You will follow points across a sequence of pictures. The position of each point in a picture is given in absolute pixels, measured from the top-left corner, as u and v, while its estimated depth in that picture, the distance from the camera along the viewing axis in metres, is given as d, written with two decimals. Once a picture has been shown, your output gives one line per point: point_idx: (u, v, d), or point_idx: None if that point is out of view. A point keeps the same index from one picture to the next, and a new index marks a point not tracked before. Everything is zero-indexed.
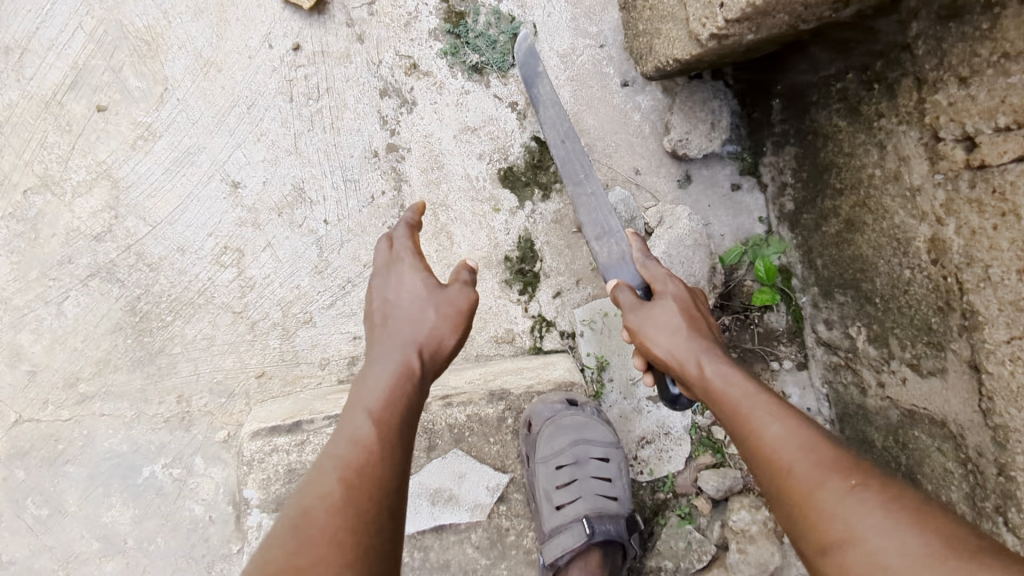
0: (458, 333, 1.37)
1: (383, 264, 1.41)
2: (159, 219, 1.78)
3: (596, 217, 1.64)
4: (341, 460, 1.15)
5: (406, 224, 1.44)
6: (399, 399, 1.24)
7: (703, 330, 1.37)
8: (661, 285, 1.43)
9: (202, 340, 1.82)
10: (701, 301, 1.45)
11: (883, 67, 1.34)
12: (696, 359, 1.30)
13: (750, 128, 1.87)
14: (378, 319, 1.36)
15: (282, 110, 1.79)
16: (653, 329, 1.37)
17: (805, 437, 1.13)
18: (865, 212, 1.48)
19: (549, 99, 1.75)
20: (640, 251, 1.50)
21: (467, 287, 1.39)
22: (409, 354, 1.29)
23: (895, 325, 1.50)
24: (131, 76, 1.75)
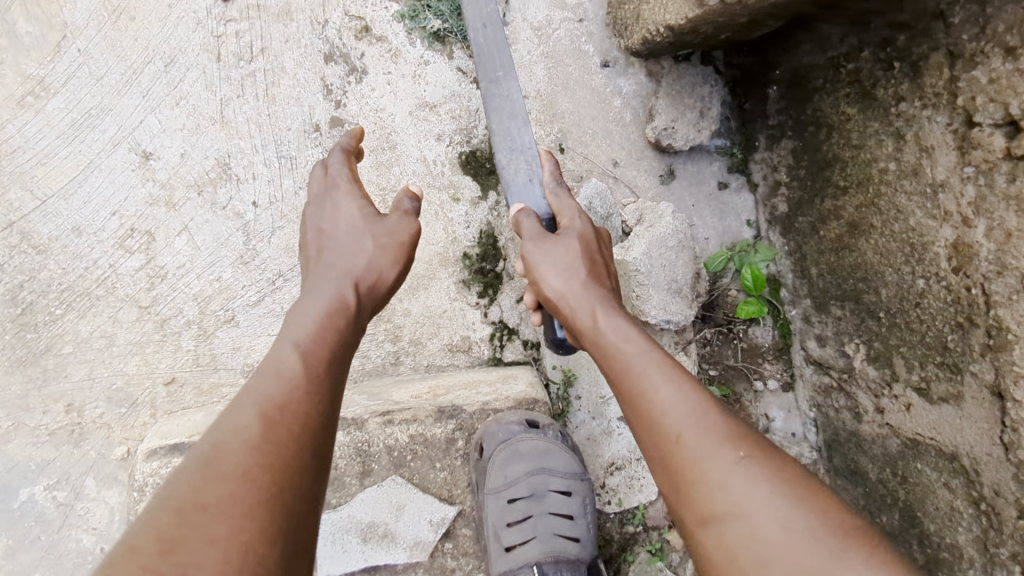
0: (399, 267, 1.20)
1: (319, 190, 1.24)
2: (51, 192, 1.49)
3: (507, 123, 1.35)
4: (261, 393, 0.92)
5: (342, 150, 1.29)
6: (329, 327, 1.04)
7: (602, 279, 1.16)
8: (568, 220, 1.22)
9: (99, 339, 1.52)
10: (606, 247, 1.25)
11: (907, 41, 1.14)
12: (591, 307, 1.10)
13: (741, 120, 1.69)
14: (313, 253, 1.19)
15: (206, 70, 1.53)
16: (549, 265, 1.16)
17: (695, 399, 0.95)
18: (873, 213, 1.31)
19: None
20: (551, 178, 1.28)
21: (409, 217, 1.26)
22: (345, 286, 1.11)
23: (901, 343, 1.33)
24: (23, 19, 1.47)
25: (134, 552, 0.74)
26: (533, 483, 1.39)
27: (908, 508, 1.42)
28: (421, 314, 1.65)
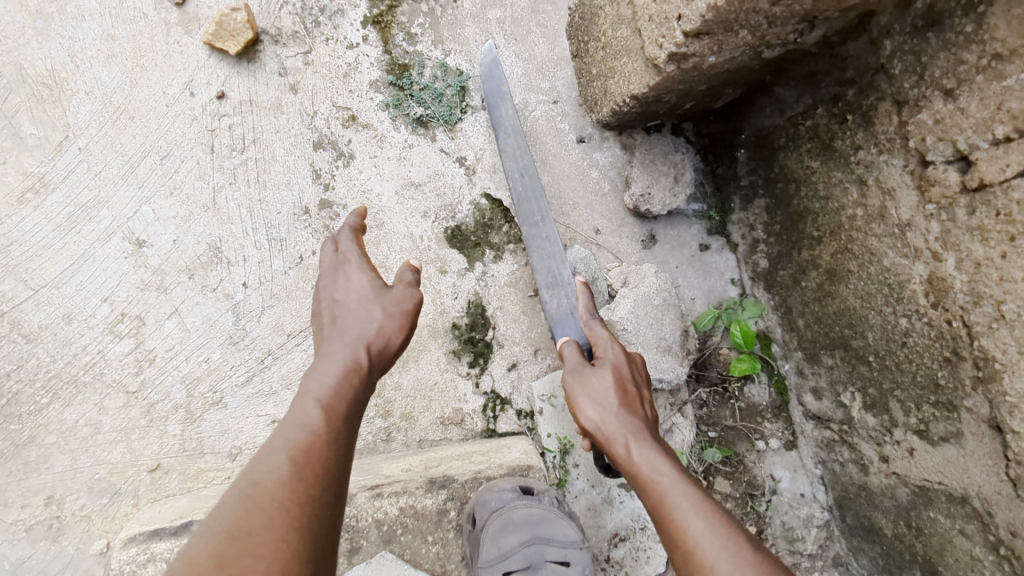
0: (405, 333, 1.25)
1: (329, 265, 1.30)
2: (44, 282, 1.53)
3: (548, 265, 1.57)
4: (288, 439, 0.96)
5: (349, 228, 1.35)
6: (347, 388, 1.08)
7: (636, 407, 1.23)
8: (603, 350, 1.33)
9: (84, 427, 1.50)
10: (641, 375, 1.33)
11: (856, 95, 1.20)
12: (622, 436, 1.16)
13: (715, 185, 1.74)
14: (327, 320, 1.23)
15: (200, 161, 1.61)
16: (584, 397, 1.25)
17: (727, 533, 0.97)
18: (849, 258, 1.34)
19: (510, 122, 1.66)
20: (586, 309, 1.41)
21: (412, 288, 1.30)
22: (357, 350, 1.15)
23: (895, 385, 1.32)
24: (27, 122, 1.56)
25: (192, 568, 0.81)
26: (527, 554, 1.38)
27: (928, 562, 1.36)
28: (411, 387, 1.64)
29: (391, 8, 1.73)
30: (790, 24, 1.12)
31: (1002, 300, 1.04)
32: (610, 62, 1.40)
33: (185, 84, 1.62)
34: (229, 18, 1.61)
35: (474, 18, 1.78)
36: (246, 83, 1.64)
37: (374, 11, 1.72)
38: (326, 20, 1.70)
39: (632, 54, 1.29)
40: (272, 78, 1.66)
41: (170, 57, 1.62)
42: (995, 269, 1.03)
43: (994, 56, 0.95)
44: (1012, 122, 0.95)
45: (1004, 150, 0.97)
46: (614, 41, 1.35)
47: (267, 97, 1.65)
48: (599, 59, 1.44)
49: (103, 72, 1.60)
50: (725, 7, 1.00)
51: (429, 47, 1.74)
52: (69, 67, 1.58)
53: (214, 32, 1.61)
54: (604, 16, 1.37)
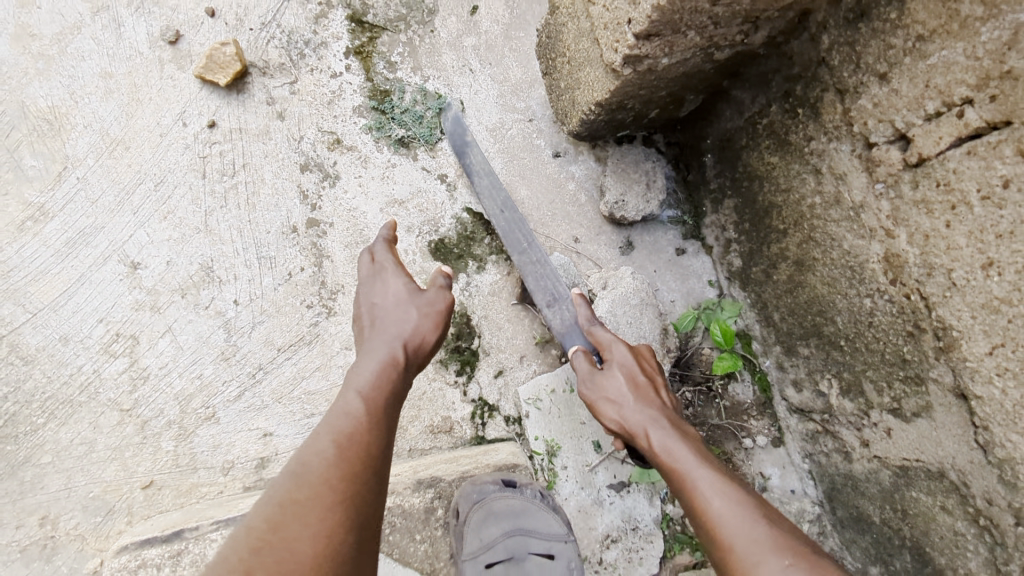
0: (439, 332, 1.32)
1: (367, 274, 1.37)
2: (42, 305, 1.58)
3: (545, 285, 1.63)
4: (332, 426, 1.05)
5: (383, 239, 1.42)
6: (386, 380, 1.16)
7: (652, 397, 1.29)
8: (609, 350, 1.38)
9: (79, 446, 1.53)
10: (652, 363, 1.39)
11: (803, 89, 1.34)
12: (644, 427, 1.23)
13: (687, 191, 1.81)
14: (366, 321, 1.31)
15: (193, 187, 1.69)
16: (603, 399, 1.32)
17: (749, 514, 1.03)
18: (813, 247, 1.40)
19: (481, 169, 1.74)
20: (585, 317, 1.46)
21: (444, 291, 1.38)
22: (394, 348, 1.22)
23: (865, 367, 1.36)
24: (28, 155, 1.64)
25: (249, 531, 0.93)
26: (509, 545, 1.44)
27: (916, 545, 1.35)
28: None
29: (371, 39, 1.84)
30: (735, 26, 1.26)
31: (952, 268, 1.12)
32: (576, 74, 1.51)
33: (178, 115, 1.71)
34: (219, 52, 1.71)
35: (451, 46, 1.88)
36: (236, 112, 1.74)
37: (355, 42, 1.83)
38: (311, 52, 1.80)
39: (594, 64, 1.41)
40: (260, 107, 1.75)
41: (164, 91, 1.72)
42: (942, 239, 1.13)
43: (917, 38, 1.09)
44: (940, 98, 1.08)
45: (936, 124, 1.10)
46: (579, 53, 1.46)
47: (256, 124, 1.74)
48: (566, 72, 1.55)
49: (101, 107, 1.69)
50: (669, 7, 1.12)
51: (409, 73, 1.84)
52: (68, 103, 1.68)
53: (205, 66, 1.71)
54: (568, 32, 1.49)
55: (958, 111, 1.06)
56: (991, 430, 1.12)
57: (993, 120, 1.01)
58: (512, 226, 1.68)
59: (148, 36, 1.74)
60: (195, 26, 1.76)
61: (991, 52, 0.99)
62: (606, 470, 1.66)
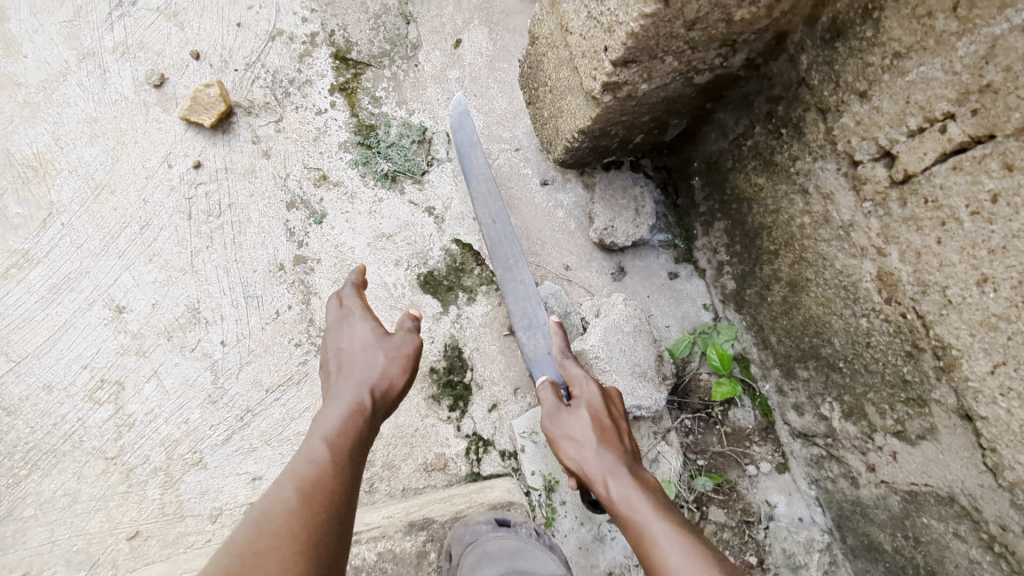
0: (407, 376, 1.31)
1: (336, 318, 1.36)
2: (25, 354, 1.56)
3: (523, 307, 1.59)
4: (296, 473, 1.05)
5: (351, 284, 1.41)
6: (352, 428, 1.16)
7: (615, 442, 1.27)
8: (579, 388, 1.36)
9: (63, 497, 1.49)
10: (618, 408, 1.37)
11: (786, 109, 1.33)
12: (602, 471, 1.21)
13: (677, 215, 1.79)
14: (332, 367, 1.29)
15: (179, 228, 1.67)
16: (564, 438, 1.29)
17: (706, 569, 1.02)
18: (805, 267, 1.38)
19: (482, 174, 1.66)
20: (560, 348, 1.44)
21: (412, 334, 1.36)
22: (360, 394, 1.21)
23: (867, 389, 1.32)
24: (13, 202, 1.64)
25: None
26: None
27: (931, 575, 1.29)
28: (391, 435, 1.61)
29: (356, 75, 1.85)
30: (712, 49, 1.26)
31: (946, 285, 1.10)
32: (557, 103, 1.51)
33: (163, 157, 1.71)
34: (203, 94, 1.72)
35: (435, 79, 1.89)
36: (221, 152, 1.73)
37: (340, 79, 1.84)
38: (296, 90, 1.81)
39: (575, 91, 1.41)
40: (246, 146, 1.75)
41: (149, 134, 1.72)
42: (934, 256, 1.11)
43: (894, 55, 1.08)
44: (922, 113, 1.07)
45: (920, 139, 1.09)
46: (559, 82, 1.46)
47: (241, 163, 1.73)
48: (549, 101, 1.55)
49: (86, 152, 1.69)
50: (643, 33, 1.11)
51: (394, 108, 1.84)
52: (54, 149, 1.68)
53: (189, 107, 1.71)
54: (548, 61, 1.48)
55: (941, 125, 1.05)
56: (999, 452, 1.09)
57: (976, 134, 1.00)
58: (501, 238, 1.61)
59: (133, 80, 1.75)
60: (180, 68, 1.77)
61: (969, 66, 0.98)
62: None
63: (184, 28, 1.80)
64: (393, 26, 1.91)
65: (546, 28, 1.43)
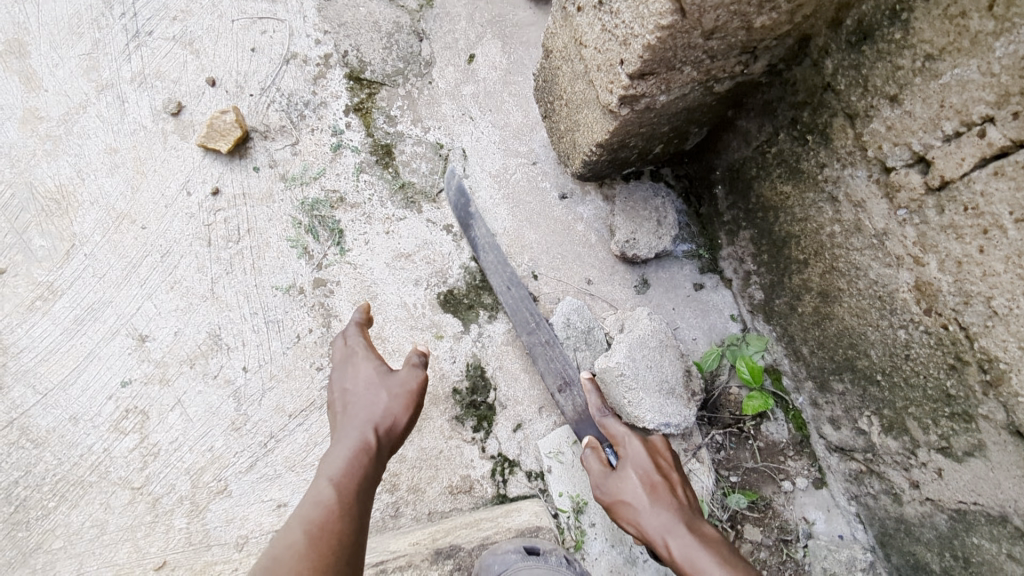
0: (411, 412, 1.29)
1: (338, 360, 1.37)
2: (51, 385, 1.57)
3: (553, 368, 1.63)
4: (304, 516, 1.04)
5: (355, 323, 1.43)
6: (358, 468, 1.15)
7: (666, 498, 1.25)
8: (622, 446, 1.36)
9: (91, 528, 1.49)
10: (668, 460, 1.35)
11: (811, 115, 1.29)
12: (662, 536, 1.18)
13: (700, 225, 1.74)
14: (338, 407, 1.29)
15: (199, 255, 1.68)
16: (620, 503, 1.29)
17: None
18: (837, 277, 1.33)
19: (487, 243, 1.72)
20: (596, 407, 1.47)
21: (417, 369, 1.36)
22: (365, 433, 1.21)
23: (907, 403, 1.27)
24: (37, 235, 1.65)
25: None
26: None
27: None
28: (416, 458, 1.59)
29: (370, 95, 1.84)
30: (733, 57, 1.22)
31: (991, 295, 1.05)
32: (573, 117, 1.49)
33: (182, 185, 1.72)
34: (219, 120, 1.72)
35: (449, 95, 1.88)
36: (238, 178, 1.74)
37: (354, 99, 1.83)
38: (311, 112, 1.81)
39: (591, 105, 1.38)
40: (263, 171, 1.75)
41: (168, 162, 1.73)
42: (977, 265, 1.06)
43: (926, 57, 1.04)
44: (958, 118, 1.02)
45: (957, 144, 1.04)
46: (575, 96, 1.44)
47: (259, 188, 1.73)
48: (565, 115, 1.52)
49: (107, 182, 1.71)
50: (660, 45, 1.08)
51: (409, 126, 1.84)
52: (75, 181, 1.70)
53: (206, 134, 1.72)
54: (563, 75, 1.46)
55: (979, 130, 0.99)
56: None
57: (1018, 138, 0.94)
58: (520, 306, 1.67)
59: (151, 109, 1.76)
60: (196, 95, 1.79)
61: (1008, 67, 0.93)
62: None
63: (200, 56, 1.82)
64: (406, 44, 1.90)
65: (560, 42, 1.41)
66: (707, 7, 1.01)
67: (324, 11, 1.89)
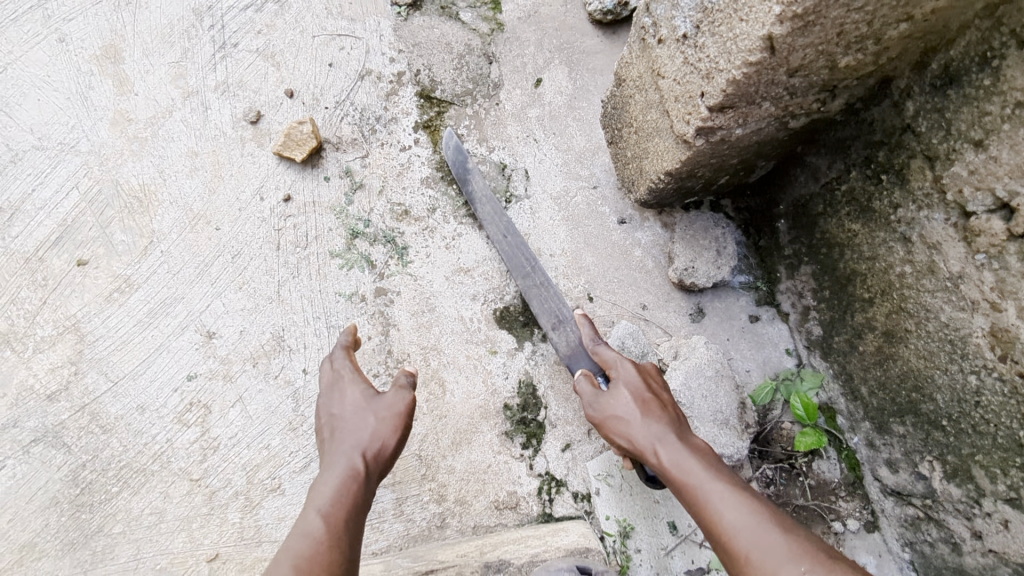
0: (400, 435, 1.30)
1: (326, 384, 1.38)
2: (122, 374, 1.64)
3: (548, 308, 1.65)
4: (291, 551, 1.07)
5: (343, 346, 1.44)
6: (345, 497, 1.16)
7: (657, 412, 1.27)
8: (614, 369, 1.38)
9: (150, 516, 1.55)
10: (657, 380, 1.37)
11: (887, 154, 1.29)
12: (653, 444, 1.22)
13: (759, 257, 1.75)
14: (325, 433, 1.30)
15: (268, 257, 1.74)
16: (612, 418, 1.30)
17: (766, 529, 1.04)
18: (904, 317, 1.32)
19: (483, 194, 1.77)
20: (589, 337, 1.47)
21: (405, 389, 1.36)
22: (352, 460, 1.22)
23: (975, 450, 1.25)
24: (118, 230, 1.74)
25: None
26: None
27: None
28: (465, 471, 1.62)
29: (439, 114, 1.90)
30: (812, 94, 1.24)
31: None
32: (642, 144, 1.52)
33: (256, 190, 1.79)
34: (297, 130, 1.80)
35: (515, 117, 1.92)
36: (310, 186, 1.80)
37: (424, 117, 1.90)
38: (382, 127, 1.87)
39: (663, 134, 1.41)
40: (333, 180, 1.81)
41: (244, 167, 1.81)
42: None
43: (1016, 105, 1.04)
44: None
45: None
46: (646, 124, 1.47)
47: (329, 197, 1.80)
48: (633, 142, 1.55)
49: (186, 183, 1.79)
50: (744, 81, 1.12)
51: (475, 145, 1.89)
52: (157, 180, 1.78)
53: (283, 143, 1.79)
54: (635, 103, 1.49)
55: None
56: None
57: None
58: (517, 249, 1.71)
59: (232, 116, 1.85)
60: (275, 106, 1.87)
61: None
62: (682, 554, 1.56)
63: (280, 68, 1.90)
64: (476, 66, 1.96)
65: (635, 72, 1.44)
66: (797, 45, 1.04)
67: (399, 31, 1.97)
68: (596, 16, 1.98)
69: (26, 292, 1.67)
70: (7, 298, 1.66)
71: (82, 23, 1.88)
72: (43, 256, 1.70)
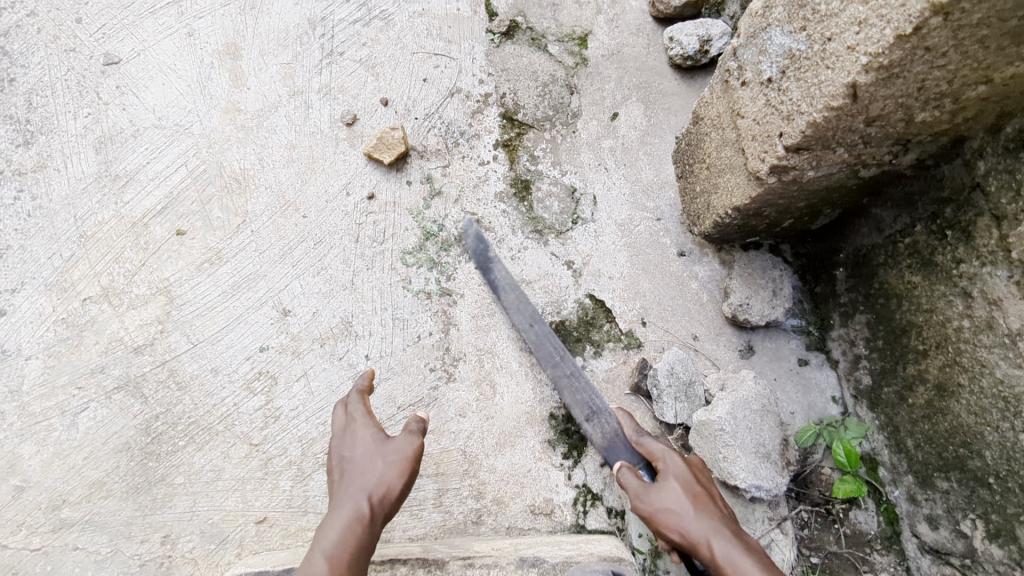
0: (406, 478, 1.35)
1: (340, 427, 1.44)
2: (202, 337, 1.77)
3: (581, 398, 1.66)
4: None
5: (358, 390, 1.50)
6: (351, 537, 1.25)
7: (709, 508, 1.33)
8: (661, 461, 1.41)
9: (209, 472, 1.65)
10: (703, 473, 1.44)
11: (954, 211, 1.35)
12: (706, 538, 1.28)
13: (814, 303, 1.79)
14: (336, 474, 1.37)
15: (346, 248, 1.87)
16: (661, 510, 1.34)
17: None
18: (958, 372, 1.36)
19: (508, 284, 1.78)
20: (631, 429, 1.49)
21: (415, 435, 1.41)
22: (359, 502, 1.29)
23: (1020, 510, 1.26)
24: (216, 207, 1.89)
25: None
26: None
27: None
28: (506, 472, 1.68)
29: (519, 135, 2.03)
30: (885, 146, 1.31)
31: None
32: (712, 179, 1.60)
33: (343, 186, 1.93)
34: (389, 135, 1.94)
35: (590, 145, 2.03)
36: (392, 187, 1.94)
37: (505, 136, 2.02)
38: (465, 141, 2.00)
39: (736, 170, 1.49)
40: (414, 185, 1.94)
41: (335, 164, 1.95)
42: None
43: None
44: None
45: None
46: (719, 161, 1.55)
47: (408, 199, 1.92)
48: (704, 177, 1.64)
49: (282, 172, 1.94)
50: (824, 124, 1.21)
51: (549, 167, 1.99)
52: (256, 167, 1.94)
53: (374, 145, 1.94)
54: (710, 140, 1.58)
55: None
56: None
57: None
58: (544, 340, 1.71)
59: (330, 117, 2.01)
60: (370, 112, 2.02)
61: None
62: None
63: (379, 78, 2.06)
64: (558, 95, 2.08)
65: (714, 111, 1.54)
66: (878, 95, 1.13)
67: (491, 56, 2.11)
68: (677, 60, 2.07)
69: (128, 253, 1.83)
70: (111, 256, 1.82)
71: (210, 21, 2.08)
72: (147, 223, 1.87)
